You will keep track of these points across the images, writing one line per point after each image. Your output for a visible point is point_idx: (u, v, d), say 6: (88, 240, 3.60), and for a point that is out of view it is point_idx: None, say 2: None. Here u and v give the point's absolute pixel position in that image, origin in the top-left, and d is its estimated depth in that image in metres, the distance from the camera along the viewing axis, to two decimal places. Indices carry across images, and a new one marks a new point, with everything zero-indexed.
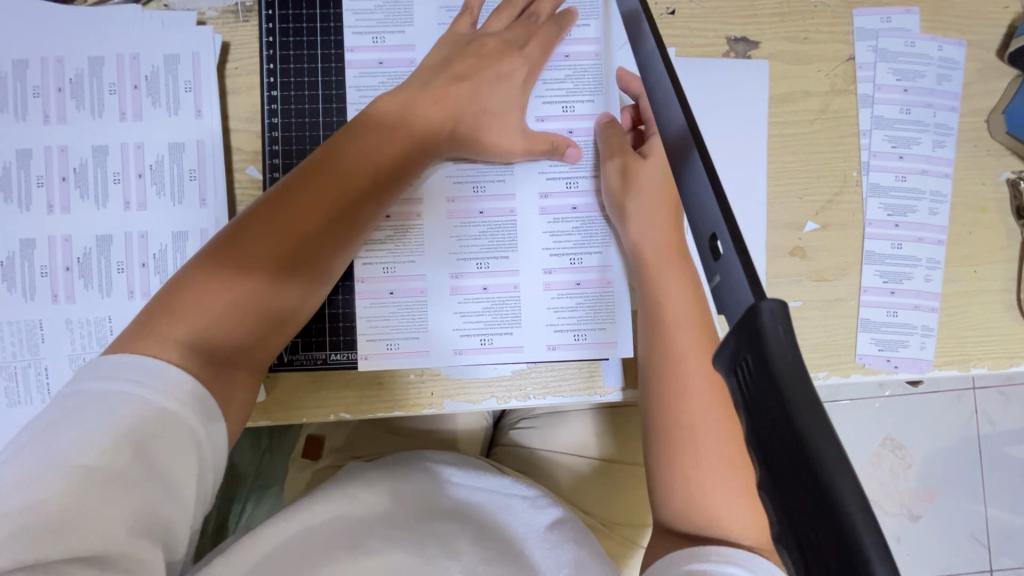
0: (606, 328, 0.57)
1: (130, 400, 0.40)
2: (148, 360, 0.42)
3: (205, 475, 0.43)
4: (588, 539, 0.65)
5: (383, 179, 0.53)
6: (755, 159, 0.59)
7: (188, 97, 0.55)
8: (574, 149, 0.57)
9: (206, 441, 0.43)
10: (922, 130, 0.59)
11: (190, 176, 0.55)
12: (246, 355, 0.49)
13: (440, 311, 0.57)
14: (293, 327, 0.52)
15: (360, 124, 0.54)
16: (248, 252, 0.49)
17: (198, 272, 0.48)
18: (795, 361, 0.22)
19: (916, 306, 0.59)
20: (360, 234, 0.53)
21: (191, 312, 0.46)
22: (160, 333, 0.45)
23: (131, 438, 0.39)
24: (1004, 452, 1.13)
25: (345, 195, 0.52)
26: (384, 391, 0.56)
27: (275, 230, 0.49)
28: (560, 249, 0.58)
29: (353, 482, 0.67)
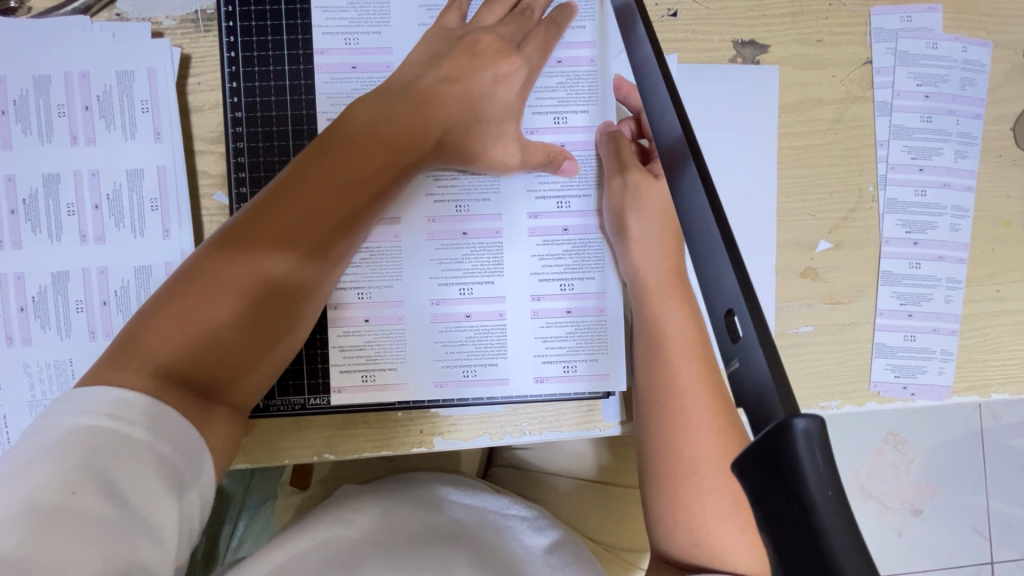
0: (599, 359, 0.53)
1: (109, 438, 0.37)
2: (114, 392, 0.39)
3: (188, 518, 0.39)
4: (590, 563, 0.60)
5: (368, 190, 0.48)
6: (764, 174, 0.54)
7: (146, 117, 0.50)
8: (572, 163, 0.52)
9: (191, 484, 0.40)
10: (943, 139, 0.55)
11: (151, 205, 0.50)
12: (228, 387, 0.45)
13: (420, 341, 0.52)
14: (279, 355, 0.49)
15: (336, 131, 0.48)
16: (223, 274, 0.44)
17: (175, 294, 0.44)
18: (835, 502, 0.18)
19: (934, 329, 0.55)
20: (346, 250, 0.49)
21: (164, 339, 0.42)
22: (133, 362, 0.41)
23: (106, 483, 0.35)
24: (1007, 447, 1.11)
25: (327, 209, 0.47)
26: (368, 430, 0.52)
27: (252, 250, 0.45)
28: (549, 273, 0.53)
29: (344, 506, 0.61)
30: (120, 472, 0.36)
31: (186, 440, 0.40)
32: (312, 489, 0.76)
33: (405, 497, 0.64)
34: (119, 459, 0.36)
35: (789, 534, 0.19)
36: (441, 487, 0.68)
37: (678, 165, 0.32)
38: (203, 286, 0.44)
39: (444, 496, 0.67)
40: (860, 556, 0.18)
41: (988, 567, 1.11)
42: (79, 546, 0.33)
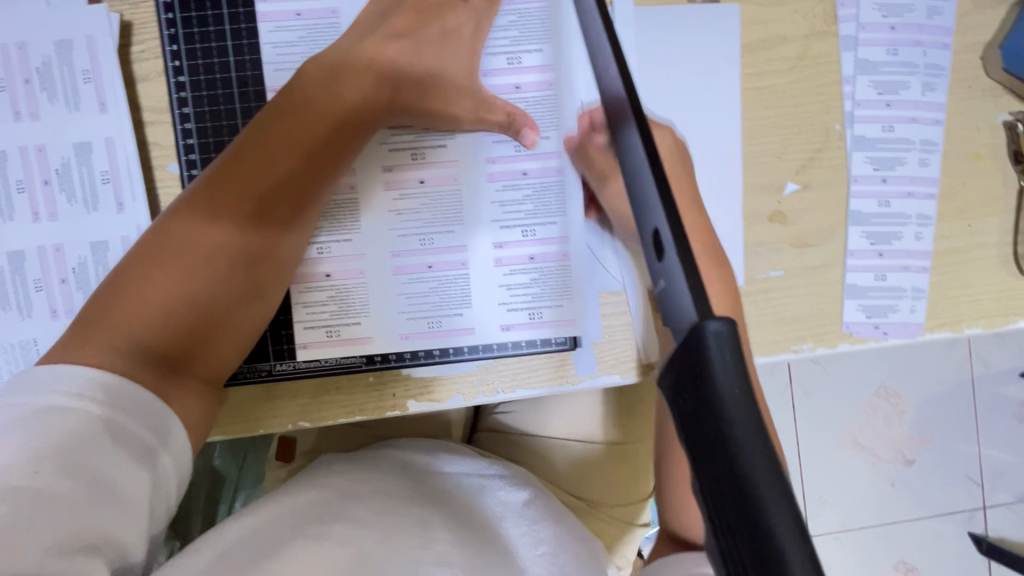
0: (564, 304, 0.51)
1: (70, 414, 0.37)
2: (79, 367, 0.39)
3: (163, 488, 0.40)
4: (562, 518, 0.64)
5: (329, 147, 0.46)
6: (728, 118, 0.53)
7: (89, 88, 0.49)
8: (532, 132, 0.49)
9: (164, 453, 0.40)
10: (910, 72, 0.54)
11: (102, 178, 0.49)
12: (205, 356, 0.45)
13: (383, 294, 0.50)
14: (255, 322, 0.48)
15: (289, 88, 0.46)
16: (187, 244, 0.44)
17: (139, 267, 0.44)
18: (744, 401, 0.18)
19: (905, 266, 0.55)
20: (314, 211, 0.48)
21: (132, 313, 0.42)
22: (102, 339, 0.41)
23: (67, 456, 0.35)
24: (997, 392, 1.11)
25: (287, 171, 0.46)
26: (340, 397, 0.51)
27: (216, 217, 0.45)
28: (511, 219, 0.50)
29: (325, 474, 0.60)
30: (82, 445, 0.36)
31: (154, 411, 0.40)
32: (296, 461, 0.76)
33: (398, 471, 0.64)
34: (82, 431, 0.36)
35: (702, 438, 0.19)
36: (432, 459, 0.68)
37: (615, 107, 0.32)
38: (168, 257, 0.44)
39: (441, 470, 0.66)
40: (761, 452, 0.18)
41: (981, 512, 1.12)
42: (41, 518, 0.33)
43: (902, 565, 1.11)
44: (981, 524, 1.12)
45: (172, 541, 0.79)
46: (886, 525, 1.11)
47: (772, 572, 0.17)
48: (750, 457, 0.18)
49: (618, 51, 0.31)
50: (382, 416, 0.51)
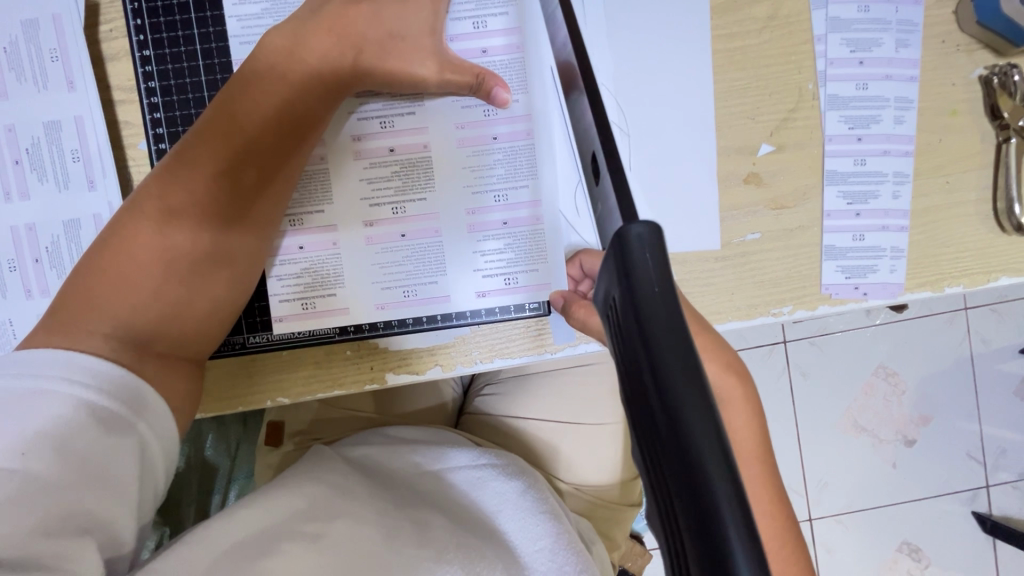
0: (539, 268, 0.50)
1: (56, 398, 0.37)
2: (53, 352, 0.38)
3: (151, 475, 0.40)
4: (563, 519, 0.58)
5: (300, 115, 0.45)
6: (699, 80, 0.53)
7: (56, 67, 0.49)
8: (504, 91, 0.48)
9: (151, 438, 0.40)
10: (882, 29, 0.53)
11: (72, 156, 0.49)
12: (182, 336, 0.44)
13: (357, 264, 0.50)
14: (233, 300, 0.47)
15: (254, 55, 0.46)
16: (155, 220, 0.43)
17: (115, 246, 0.43)
18: (663, 298, 0.21)
19: (883, 226, 0.54)
20: (289, 184, 0.47)
21: (106, 296, 0.42)
22: (84, 323, 0.41)
23: (53, 442, 0.35)
24: (996, 369, 1.10)
25: (256, 142, 0.44)
26: (318, 370, 0.50)
27: (184, 192, 0.43)
28: (483, 185, 0.50)
29: (308, 462, 0.59)
30: (69, 431, 0.36)
31: (138, 398, 0.40)
32: (284, 446, 0.74)
33: (382, 482, 0.60)
34: (67, 416, 0.36)
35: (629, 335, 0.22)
36: (418, 453, 0.63)
37: (565, 70, 0.33)
38: (140, 236, 0.43)
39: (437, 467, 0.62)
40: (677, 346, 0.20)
41: (984, 490, 1.11)
42: (28, 503, 0.34)
43: (906, 546, 1.11)
44: (984, 503, 1.11)
45: (162, 528, 0.79)
46: (887, 506, 1.10)
47: (681, 454, 0.19)
48: (665, 349, 0.20)
49: (568, 11, 0.32)
50: (360, 389, 0.51)
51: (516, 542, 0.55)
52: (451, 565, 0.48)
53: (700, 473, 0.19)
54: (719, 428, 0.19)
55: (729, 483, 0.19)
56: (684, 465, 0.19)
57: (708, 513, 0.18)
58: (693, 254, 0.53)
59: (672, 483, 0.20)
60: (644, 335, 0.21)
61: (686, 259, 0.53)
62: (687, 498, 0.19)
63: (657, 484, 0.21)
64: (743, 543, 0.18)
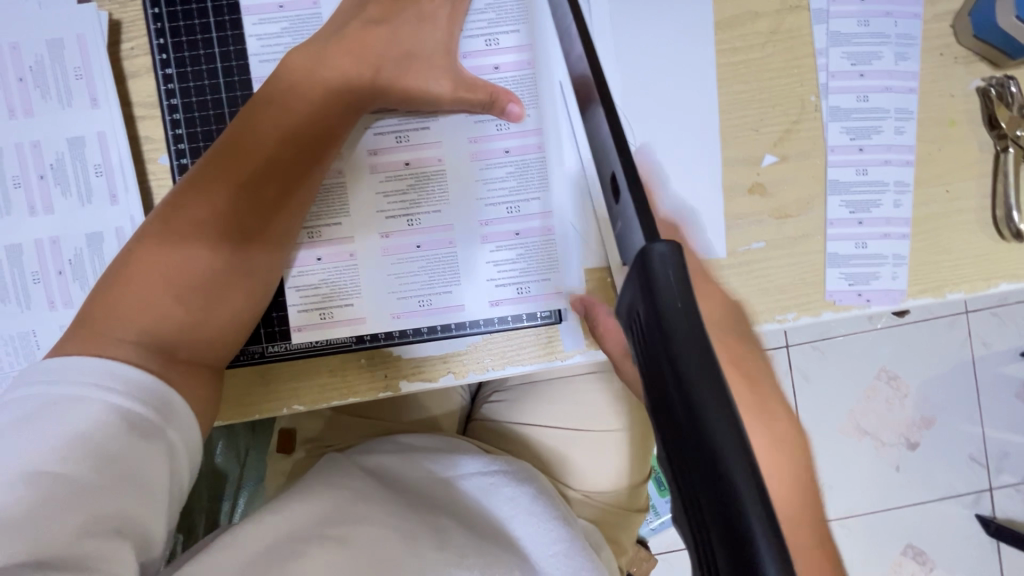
0: (551, 277, 0.52)
1: (91, 404, 0.38)
2: (83, 360, 0.40)
3: (179, 479, 0.41)
4: (574, 524, 0.60)
5: (319, 133, 0.47)
6: (705, 93, 0.54)
7: (80, 85, 0.50)
8: (517, 107, 0.49)
9: (179, 442, 0.41)
10: (882, 42, 0.55)
11: (95, 171, 0.51)
12: (204, 345, 0.46)
13: (373, 274, 0.51)
14: (253, 311, 0.48)
15: (275, 75, 0.47)
16: (180, 234, 0.44)
17: (141, 258, 0.44)
18: (685, 311, 0.22)
19: (885, 234, 0.56)
20: (308, 199, 0.48)
21: (131, 307, 0.43)
22: (112, 332, 0.42)
23: (91, 446, 0.37)
24: (998, 372, 1.11)
25: (278, 158, 0.46)
26: (334, 379, 0.51)
27: (208, 207, 0.45)
28: (495, 197, 0.51)
29: (325, 471, 0.60)
30: (105, 435, 0.37)
31: (167, 404, 0.41)
32: (296, 453, 0.76)
33: (398, 490, 0.60)
34: (101, 421, 0.38)
35: (654, 348, 0.23)
36: (431, 461, 0.64)
37: (582, 87, 0.34)
38: (165, 248, 0.44)
39: (450, 474, 0.63)
40: (700, 356, 0.21)
41: (987, 493, 1.12)
42: (70, 503, 0.35)
43: (910, 550, 1.11)
44: (988, 506, 1.12)
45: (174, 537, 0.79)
46: (891, 509, 1.11)
47: (707, 459, 0.21)
48: (689, 361, 0.21)
49: (583, 32, 0.34)
50: (375, 397, 0.52)
51: (532, 551, 0.56)
52: (471, 570, 0.50)
53: (728, 475, 0.20)
54: (743, 434, 0.20)
55: (755, 484, 0.20)
56: (711, 468, 0.20)
57: (734, 513, 0.20)
58: (699, 262, 0.55)
59: (699, 486, 0.21)
60: (668, 347, 0.22)
61: None
62: (714, 500, 0.20)
63: (684, 487, 0.22)
64: (767, 539, 0.19)
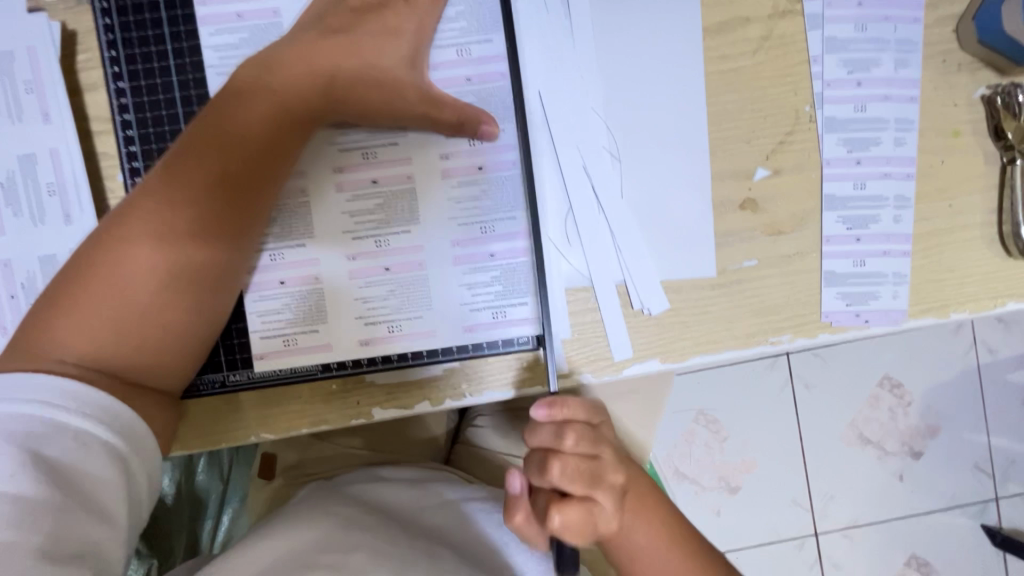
0: (528, 301, 0.49)
1: (35, 423, 0.36)
2: (19, 379, 0.37)
3: (137, 501, 0.39)
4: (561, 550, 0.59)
5: (272, 144, 0.44)
6: (692, 104, 0.51)
7: (32, 100, 0.48)
8: (491, 126, 0.47)
9: (136, 462, 0.39)
10: (880, 48, 0.52)
11: (48, 191, 0.48)
12: (152, 365, 0.43)
13: (340, 298, 0.48)
14: (205, 329, 0.45)
15: (230, 87, 0.45)
16: (126, 247, 0.42)
17: (82, 274, 0.42)
18: None
19: (885, 252, 0.52)
20: (265, 211, 0.45)
21: (75, 323, 0.41)
22: (51, 350, 0.40)
23: (45, 464, 0.35)
24: (1005, 379, 1.08)
25: (231, 169, 0.44)
26: (303, 405, 0.49)
27: (152, 220, 0.42)
28: (468, 215, 0.48)
29: (302, 502, 0.58)
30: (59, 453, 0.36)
31: (127, 423, 0.39)
32: (276, 482, 0.73)
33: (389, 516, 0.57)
34: (47, 439, 0.36)
35: None
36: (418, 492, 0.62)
37: None
38: (106, 263, 0.42)
39: (449, 498, 0.61)
40: None
41: (994, 503, 1.08)
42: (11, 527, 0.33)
43: (914, 560, 1.08)
44: (994, 516, 1.09)
45: (150, 560, 0.76)
46: (894, 520, 1.08)
47: None
48: None
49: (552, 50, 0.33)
50: (347, 424, 0.49)
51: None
52: None
53: None
54: None
55: None
56: None
57: None
58: (688, 282, 0.52)
59: None
60: None
61: (681, 288, 0.52)
62: None
63: None
64: None
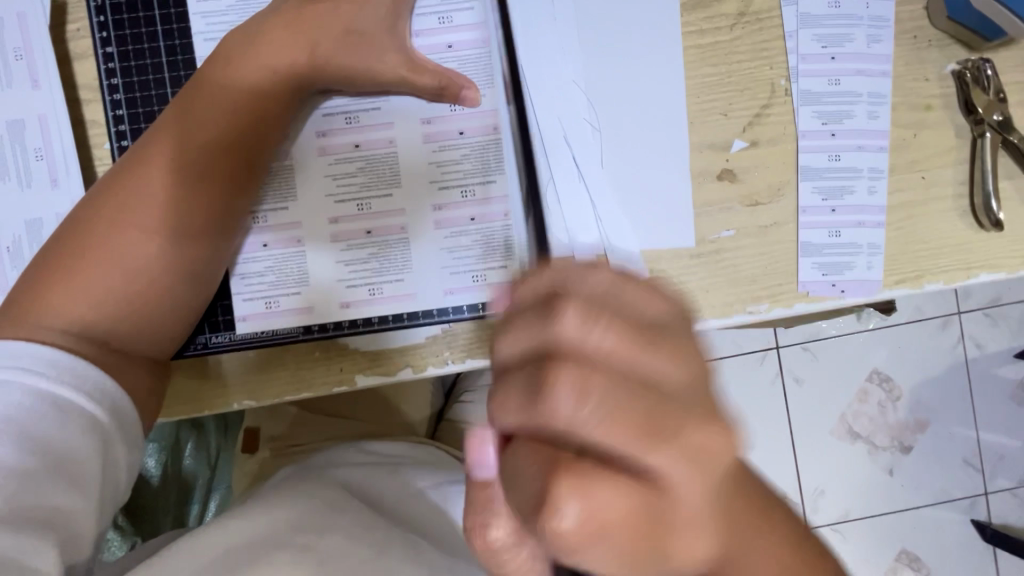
0: (509, 265, 0.50)
1: (18, 388, 0.36)
2: (8, 346, 0.37)
3: (112, 473, 0.39)
4: None
5: (262, 112, 0.45)
6: (669, 77, 0.52)
7: (20, 66, 0.48)
8: (474, 91, 0.47)
9: (115, 435, 0.39)
10: (853, 24, 0.53)
11: (35, 156, 0.49)
12: (142, 335, 0.43)
13: (322, 260, 0.49)
14: (193, 298, 0.45)
15: (212, 59, 0.46)
16: (117, 216, 0.42)
17: (70, 244, 0.42)
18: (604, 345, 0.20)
19: (860, 222, 0.54)
20: (255, 180, 0.46)
21: (62, 292, 0.41)
22: (37, 319, 0.39)
23: (19, 431, 0.35)
24: (991, 374, 1.09)
25: (217, 139, 0.44)
26: (286, 372, 0.49)
27: (142, 189, 0.42)
28: (450, 179, 0.49)
29: (286, 481, 0.57)
30: (34, 421, 0.36)
31: (106, 394, 0.39)
32: (261, 452, 0.73)
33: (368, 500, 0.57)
34: (26, 407, 0.36)
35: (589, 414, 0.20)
36: (403, 476, 0.62)
37: None
38: (96, 232, 0.42)
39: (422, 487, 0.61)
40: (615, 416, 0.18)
41: (983, 498, 1.09)
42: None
43: (905, 555, 1.08)
44: (983, 511, 1.09)
45: (133, 538, 0.77)
46: (885, 514, 1.08)
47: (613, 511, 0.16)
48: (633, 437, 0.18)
49: None
50: (329, 391, 0.50)
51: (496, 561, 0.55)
52: None
53: None
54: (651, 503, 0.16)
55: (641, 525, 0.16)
56: None
57: None
58: (668, 250, 0.53)
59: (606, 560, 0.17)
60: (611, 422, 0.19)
61: (660, 256, 0.53)
62: None
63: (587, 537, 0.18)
64: None
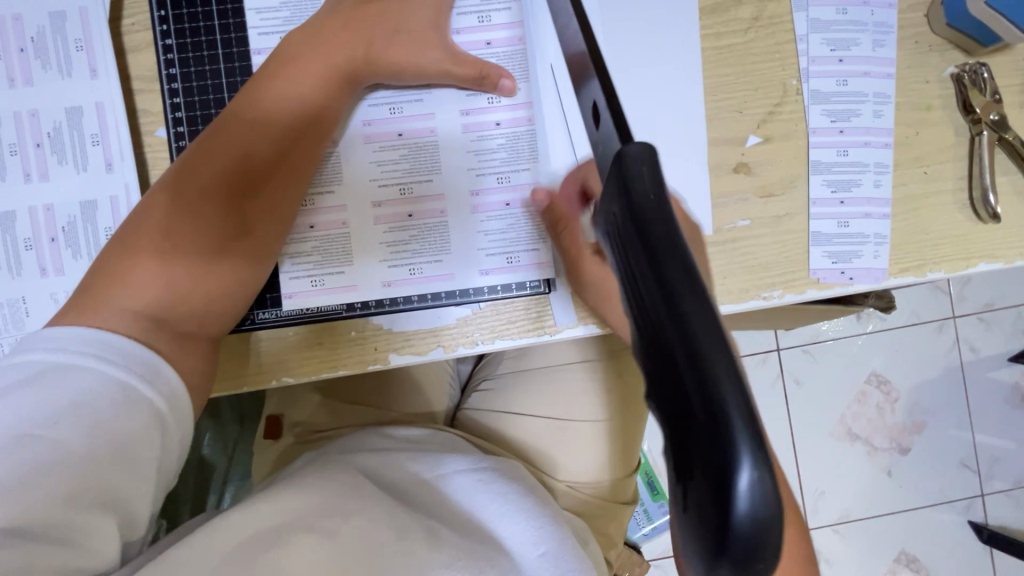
0: (541, 248, 0.52)
1: (87, 373, 0.37)
2: (78, 328, 0.39)
3: (168, 458, 0.40)
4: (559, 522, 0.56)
5: (315, 112, 0.49)
6: (689, 76, 0.56)
7: (81, 56, 0.51)
8: (510, 81, 0.51)
9: (172, 422, 0.40)
10: (860, 30, 0.57)
11: (92, 141, 0.51)
12: (197, 318, 0.45)
13: (365, 241, 0.52)
14: (247, 288, 0.48)
15: (268, 62, 0.49)
16: (178, 206, 0.45)
17: (133, 234, 0.44)
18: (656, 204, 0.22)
19: (867, 214, 0.57)
20: (306, 176, 0.49)
21: (125, 276, 0.43)
22: (104, 300, 0.42)
23: (87, 415, 0.36)
24: (986, 377, 1.12)
25: (273, 141, 0.47)
26: (324, 350, 0.51)
27: (203, 183, 0.45)
28: (487, 167, 0.52)
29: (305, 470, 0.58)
30: (101, 406, 0.37)
31: (164, 382, 0.40)
32: (284, 438, 0.75)
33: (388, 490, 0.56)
34: (97, 392, 0.37)
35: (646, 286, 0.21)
36: (418, 463, 0.60)
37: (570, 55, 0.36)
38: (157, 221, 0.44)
39: (439, 471, 0.59)
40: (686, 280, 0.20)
41: (979, 499, 1.12)
42: (51, 474, 0.34)
43: (904, 556, 1.10)
44: (981, 512, 1.12)
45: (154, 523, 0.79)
46: (884, 514, 1.10)
47: (705, 394, 0.19)
48: (693, 312, 0.20)
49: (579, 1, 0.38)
50: (365, 369, 0.52)
51: (515, 549, 0.52)
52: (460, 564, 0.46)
53: (719, 407, 0.18)
54: (737, 369, 0.19)
55: (741, 408, 0.18)
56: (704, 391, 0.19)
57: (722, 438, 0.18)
58: None
59: (692, 444, 0.19)
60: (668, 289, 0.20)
61: None
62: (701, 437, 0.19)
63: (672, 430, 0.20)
64: (749, 451, 0.18)
